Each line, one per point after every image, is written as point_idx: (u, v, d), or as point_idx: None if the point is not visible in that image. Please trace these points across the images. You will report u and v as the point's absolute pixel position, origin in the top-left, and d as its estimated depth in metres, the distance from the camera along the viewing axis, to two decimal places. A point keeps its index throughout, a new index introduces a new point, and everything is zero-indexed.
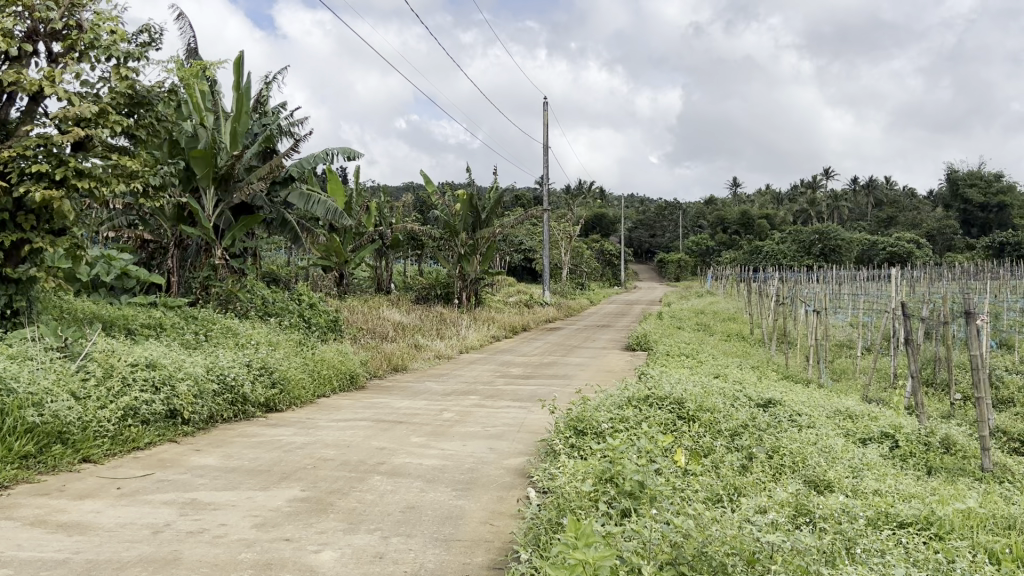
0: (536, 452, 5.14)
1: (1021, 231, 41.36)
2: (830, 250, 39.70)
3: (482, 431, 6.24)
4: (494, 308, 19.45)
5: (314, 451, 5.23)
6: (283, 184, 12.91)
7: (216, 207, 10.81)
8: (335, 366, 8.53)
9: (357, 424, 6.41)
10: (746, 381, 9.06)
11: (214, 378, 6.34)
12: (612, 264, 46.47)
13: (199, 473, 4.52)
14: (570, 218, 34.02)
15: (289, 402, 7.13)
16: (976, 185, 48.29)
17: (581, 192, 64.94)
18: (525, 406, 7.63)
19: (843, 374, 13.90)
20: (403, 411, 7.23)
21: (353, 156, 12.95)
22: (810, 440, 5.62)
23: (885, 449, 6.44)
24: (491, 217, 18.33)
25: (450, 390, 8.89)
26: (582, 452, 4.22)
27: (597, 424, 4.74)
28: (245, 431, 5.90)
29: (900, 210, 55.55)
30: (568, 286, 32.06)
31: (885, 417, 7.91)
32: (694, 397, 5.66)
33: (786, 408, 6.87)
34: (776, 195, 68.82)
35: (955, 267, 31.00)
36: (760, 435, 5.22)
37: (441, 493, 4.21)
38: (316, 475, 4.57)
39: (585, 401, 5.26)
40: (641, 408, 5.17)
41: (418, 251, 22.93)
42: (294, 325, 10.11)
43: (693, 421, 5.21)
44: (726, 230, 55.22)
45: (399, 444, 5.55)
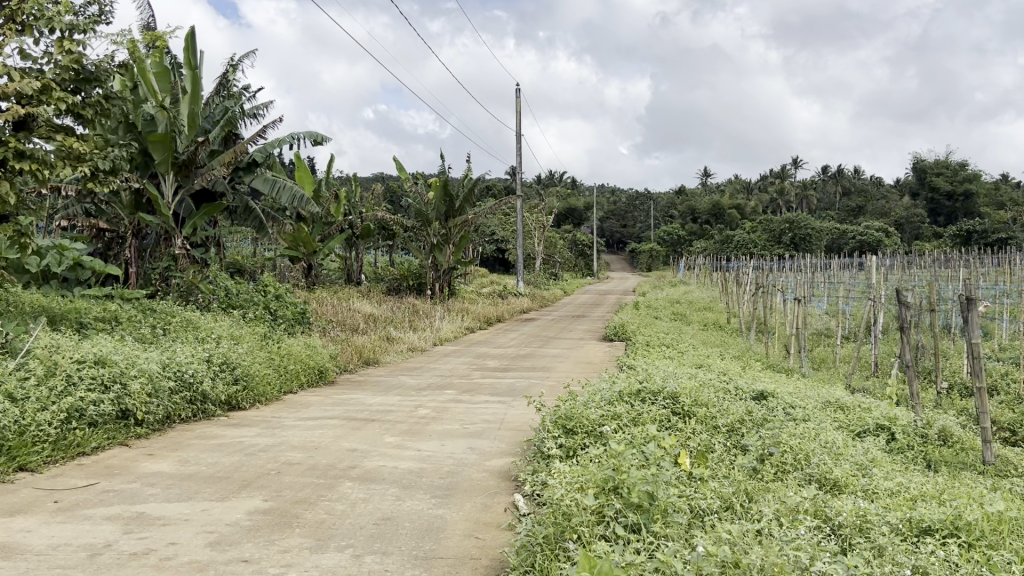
0: (520, 453, 4.77)
1: (987, 220, 41.69)
2: (801, 239, 39.81)
3: (460, 429, 5.84)
4: (467, 299, 19.05)
5: (279, 454, 4.81)
6: (247, 171, 12.45)
7: (176, 194, 10.33)
8: (302, 361, 8.10)
9: (326, 423, 6.00)
10: (731, 371, 8.76)
11: (171, 375, 5.89)
12: (585, 254, 46.27)
13: (149, 481, 4.08)
14: (542, 208, 33.73)
15: (253, 400, 6.69)
16: (943, 173, 48.71)
17: (551, 182, 64.62)
18: (504, 400, 7.25)
19: (823, 363, 13.68)
20: (375, 408, 6.81)
21: (321, 140, 12.47)
22: (810, 435, 5.29)
23: (882, 442, 6.14)
24: (464, 206, 17.90)
25: (425, 384, 8.49)
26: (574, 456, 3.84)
27: (588, 423, 4.38)
28: (205, 433, 5.45)
29: (868, 199, 55.91)
30: (541, 276, 31.71)
31: (877, 408, 7.64)
32: (687, 391, 5.32)
33: (779, 399, 6.55)
34: (746, 184, 69.05)
35: (925, 255, 31.10)
36: (760, 431, 4.88)
37: (419, 502, 3.82)
38: (279, 482, 4.15)
39: (573, 396, 4.90)
40: (633, 404, 4.81)
41: (389, 241, 22.49)
42: (259, 317, 9.66)
43: (688, 417, 4.86)
44: (697, 219, 55.22)
45: (372, 446, 5.14)
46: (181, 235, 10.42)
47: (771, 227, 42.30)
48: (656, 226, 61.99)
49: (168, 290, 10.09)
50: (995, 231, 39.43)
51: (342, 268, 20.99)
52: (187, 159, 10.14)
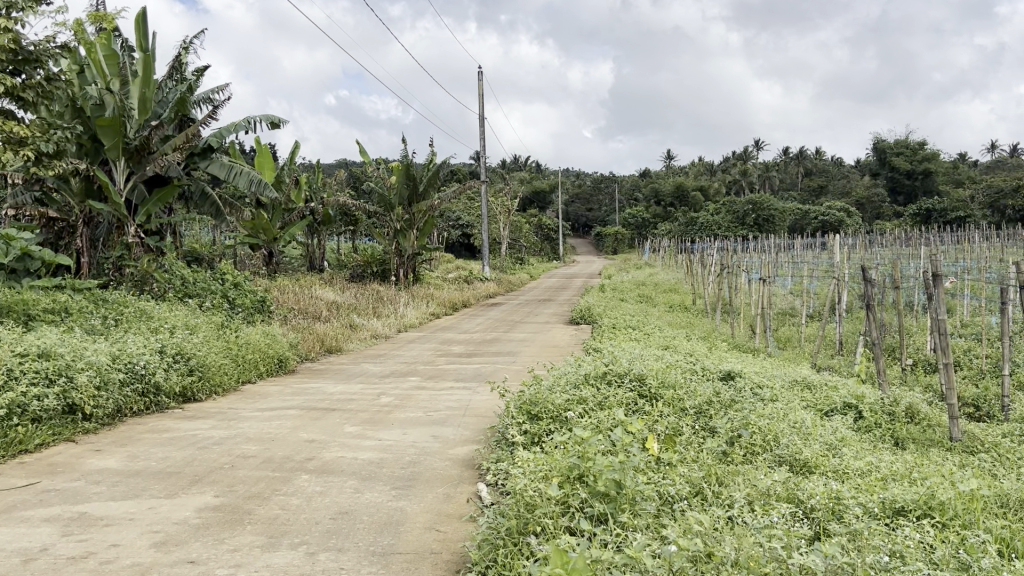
0: (485, 441, 4.64)
1: (946, 198, 42.23)
2: (764, 220, 40.08)
3: (423, 417, 5.69)
4: (432, 285, 18.85)
5: (234, 447, 4.62)
6: (202, 156, 12.15)
7: (128, 180, 10.04)
8: (260, 350, 7.89)
9: (284, 414, 5.82)
10: (698, 351, 8.70)
11: (121, 367, 5.67)
12: (551, 239, 46.21)
13: (95, 479, 3.89)
14: (507, 192, 33.58)
15: (208, 391, 6.49)
16: (902, 153, 49.25)
17: (517, 167, 64.37)
18: (470, 386, 7.12)
19: (789, 342, 13.71)
20: (335, 397, 6.62)
21: (278, 123, 12.18)
22: (779, 415, 5.22)
23: (851, 421, 6.10)
24: (428, 191, 17.68)
25: (389, 371, 8.32)
26: (540, 444, 3.72)
27: (554, 409, 4.26)
28: (157, 426, 5.25)
29: (830, 180, 56.42)
30: (507, 261, 31.59)
31: (845, 387, 7.61)
32: (655, 373, 5.22)
33: (747, 380, 6.48)
34: (709, 166, 69.39)
35: (886, 235, 31.42)
36: (728, 412, 4.79)
37: (379, 494, 3.67)
38: (233, 476, 3.97)
39: (538, 381, 4.77)
40: (601, 387, 4.71)
41: (352, 227, 22.21)
42: (217, 306, 9.41)
43: (656, 399, 4.76)
44: (662, 202, 55.36)
45: (331, 436, 4.97)
46: (133, 224, 10.13)
47: (734, 209, 42.52)
48: (622, 209, 62.12)
49: (121, 279, 9.78)
50: (953, 210, 39.98)
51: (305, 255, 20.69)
52: (139, 145, 9.83)
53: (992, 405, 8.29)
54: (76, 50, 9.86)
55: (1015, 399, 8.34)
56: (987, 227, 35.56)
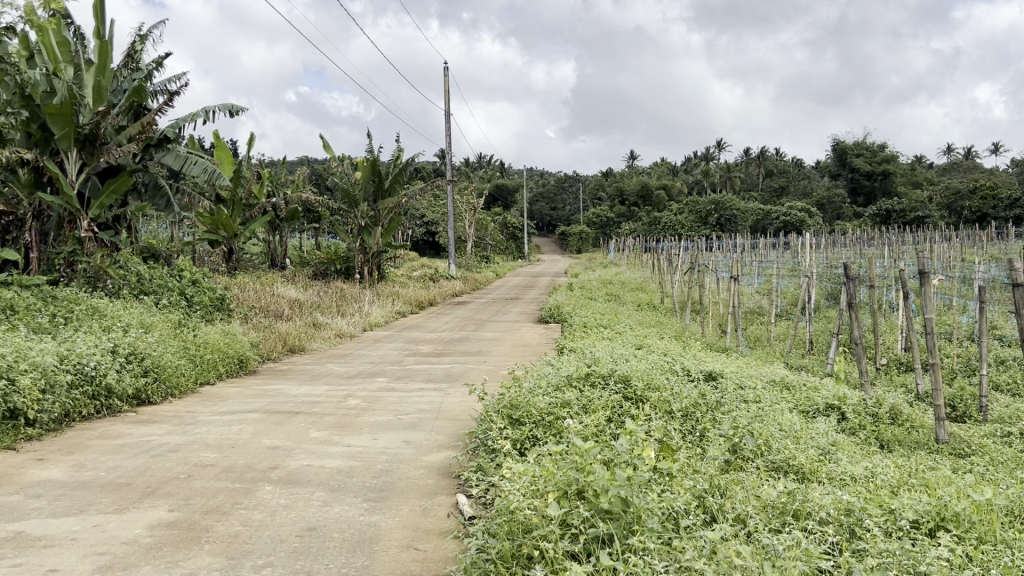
0: (462, 447, 4.36)
1: (905, 200, 42.65)
2: (727, 220, 40.18)
3: (393, 420, 5.40)
4: (398, 283, 18.50)
5: (190, 455, 4.28)
6: (158, 147, 11.80)
7: (80, 172, 9.57)
8: (219, 349, 7.52)
9: (246, 418, 5.49)
10: (673, 350, 8.51)
11: (70, 368, 5.29)
12: (516, 237, 46.00)
13: (36, 492, 3.53)
14: (472, 190, 33.28)
15: (165, 394, 6.12)
16: (862, 154, 49.70)
17: (481, 165, 64.01)
18: (441, 387, 6.82)
19: (759, 341, 13.59)
20: (299, 399, 6.30)
21: (236, 112, 11.81)
22: (768, 418, 5.00)
23: (835, 423, 5.92)
24: (394, 187, 17.34)
25: (355, 371, 8.00)
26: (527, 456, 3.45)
27: (538, 413, 4.01)
28: (108, 432, 4.89)
29: (791, 180, 56.87)
30: (473, 259, 31.28)
31: (825, 387, 7.45)
32: (641, 374, 4.98)
33: (729, 380, 6.28)
34: (672, 167, 69.69)
35: (848, 235, 31.64)
36: (716, 416, 4.57)
37: (350, 507, 3.38)
38: (189, 488, 3.65)
39: (518, 383, 4.51)
40: (586, 388, 4.46)
41: (315, 224, 21.76)
42: (174, 304, 9.01)
43: (641, 402, 4.51)
44: (625, 201, 55.37)
45: (296, 442, 4.66)
46: (86, 217, 9.65)
47: (698, 208, 42.60)
48: (586, 208, 62.12)
49: (73, 275, 9.33)
50: (913, 210, 40.43)
51: (266, 252, 20.22)
52: (89, 132, 9.37)
53: (969, 405, 8.19)
54: (26, 36, 9.44)
55: (991, 399, 8.25)
56: (945, 228, 35.96)
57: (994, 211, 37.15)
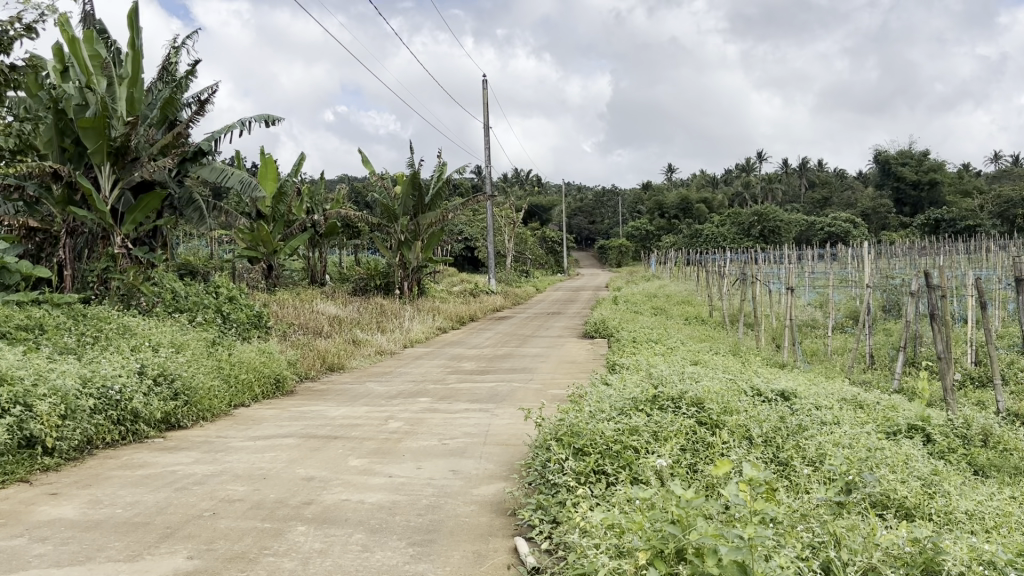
0: (515, 478, 3.91)
1: (955, 209, 41.43)
2: (770, 232, 39.22)
3: (438, 446, 4.95)
4: (438, 299, 18.14)
5: (218, 488, 3.87)
6: (193, 160, 11.71)
7: (113, 187, 9.41)
8: (255, 369, 7.17)
9: (280, 443, 5.09)
10: (733, 368, 7.96)
11: (92, 391, 4.94)
12: (555, 251, 45.57)
13: (41, 534, 3.14)
14: (511, 204, 32.89)
15: (195, 417, 5.76)
16: (907, 163, 48.48)
17: (519, 180, 63.71)
18: (488, 408, 6.37)
19: (816, 355, 12.95)
20: (338, 422, 5.89)
21: (272, 121, 11.61)
22: (854, 443, 4.47)
23: (924, 447, 5.36)
24: (435, 201, 17.03)
25: (397, 391, 7.57)
26: (597, 503, 3.01)
27: (603, 442, 3.55)
28: (132, 460, 4.51)
29: (834, 191, 55.78)
30: (512, 273, 30.89)
31: (903, 406, 6.87)
32: (714, 395, 4.47)
33: (803, 399, 5.75)
34: (712, 179, 68.90)
35: (896, 244, 30.77)
36: (801, 446, 4.06)
37: (393, 553, 2.94)
38: (213, 529, 3.24)
39: (578, 408, 4.04)
40: (655, 412, 3.98)
41: (355, 239, 21.52)
42: (208, 322, 8.69)
43: (716, 428, 4.02)
44: (665, 215, 54.65)
45: (333, 472, 4.23)
46: (119, 233, 9.52)
47: (740, 220, 41.77)
48: (625, 222, 61.49)
49: (106, 293, 9.07)
50: (963, 219, 39.32)
51: (305, 269, 19.99)
52: (121, 145, 9.18)
53: None
54: (59, 49, 9.26)
55: None
56: (999, 237, 34.79)
57: None
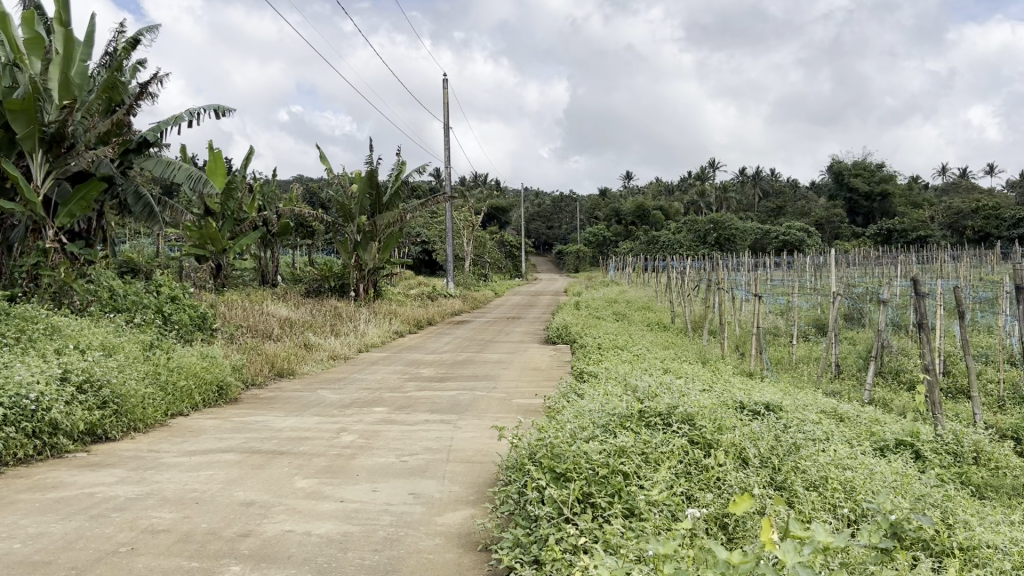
0: (483, 506, 3.44)
1: (906, 219, 41.87)
2: (726, 239, 39.12)
3: (395, 464, 4.45)
4: (395, 302, 17.60)
5: (141, 516, 3.34)
6: (137, 152, 11.09)
7: (45, 176, 8.79)
8: (195, 375, 6.60)
9: (220, 460, 4.55)
10: (706, 377, 7.56)
11: (3, 401, 4.37)
12: (512, 255, 45.14)
13: None
14: (469, 207, 32.38)
15: (125, 428, 5.20)
16: (860, 174, 48.98)
17: (477, 183, 63.00)
18: (449, 420, 5.89)
19: (780, 363, 12.65)
20: (285, 435, 5.35)
21: (222, 112, 11.02)
22: (852, 467, 4.09)
23: (916, 464, 5.00)
24: (393, 201, 16.49)
25: (351, 399, 7.04)
26: (590, 547, 2.58)
27: (588, 466, 3.11)
28: (45, 481, 3.94)
29: (788, 201, 56.19)
30: (470, 277, 30.38)
31: (886, 421, 6.52)
32: (705, 410, 4.05)
33: (788, 413, 5.37)
34: (667, 187, 69.13)
35: (851, 253, 30.88)
36: (798, 475, 3.66)
37: None
38: (130, 570, 2.72)
39: (555, 427, 3.59)
40: (644, 431, 3.55)
41: (308, 239, 20.83)
42: (147, 322, 8.10)
43: (708, 449, 3.61)
44: (622, 221, 54.50)
45: (277, 496, 3.72)
46: (53, 226, 8.94)
47: (695, 227, 41.69)
48: (582, 227, 61.30)
49: (36, 291, 8.43)
50: (914, 230, 39.77)
51: (255, 269, 19.26)
52: (56, 131, 8.57)
53: None
54: None
55: None
56: (949, 247, 35.22)
57: (997, 231, 36.44)
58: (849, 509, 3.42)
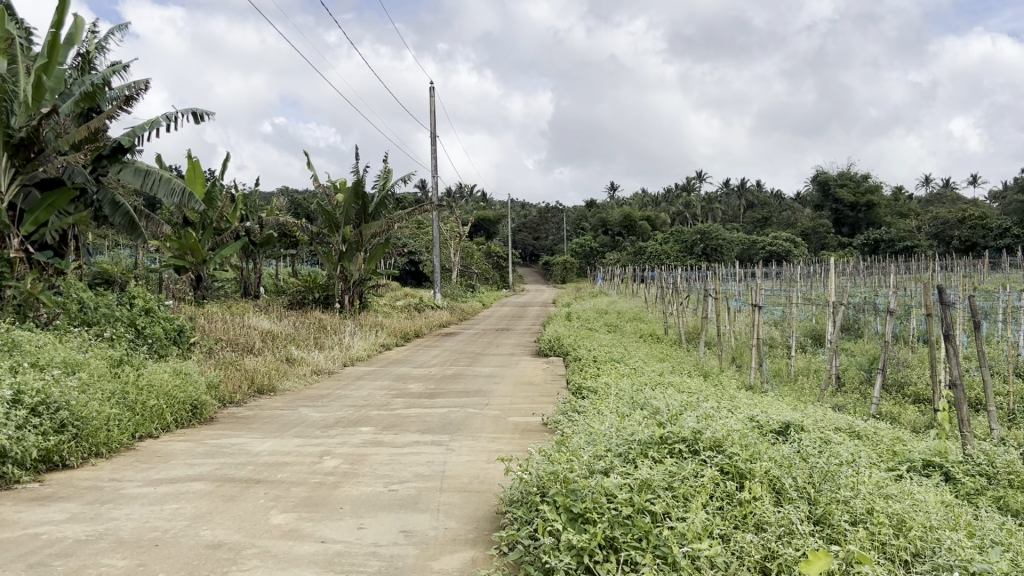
0: (486, 551, 3.00)
1: (893, 229, 41.65)
2: (712, 250, 38.74)
3: (384, 494, 4.00)
4: (381, 313, 17.11)
5: (90, 564, 2.89)
6: (111, 158, 10.56)
7: (11, 182, 8.23)
8: (168, 394, 6.13)
9: (188, 491, 4.09)
10: (711, 392, 7.13)
11: None
12: (499, 266, 44.83)
13: None
14: (455, 218, 32.00)
15: (84, 454, 4.74)
16: (845, 185, 48.79)
17: (463, 194, 62.63)
18: (441, 441, 5.43)
19: (779, 375, 12.23)
20: (261, 460, 4.89)
21: (201, 115, 10.57)
22: (894, 496, 3.67)
23: (951, 491, 4.59)
24: (378, 211, 16.03)
25: (336, 418, 6.57)
26: None
27: (612, 506, 2.68)
28: None
29: (774, 212, 56.03)
30: (458, 288, 29.97)
31: (908, 439, 6.10)
32: (733, 434, 3.64)
33: (811, 431, 4.94)
34: (654, 198, 69.00)
35: (840, 264, 30.51)
36: (841, 513, 3.23)
37: None
38: None
39: (568, 457, 3.15)
40: (670, 460, 3.12)
41: (291, 250, 20.34)
42: (118, 337, 7.63)
43: (741, 481, 3.18)
44: (609, 231, 54.07)
45: (249, 536, 3.27)
46: (18, 235, 8.41)
47: (682, 237, 41.39)
48: (569, 237, 61.05)
49: None
50: (902, 240, 39.58)
51: (237, 281, 18.74)
52: (26, 137, 8.09)
53: None
54: None
55: None
56: (938, 257, 34.97)
57: (984, 241, 36.16)
58: (900, 547, 3.00)
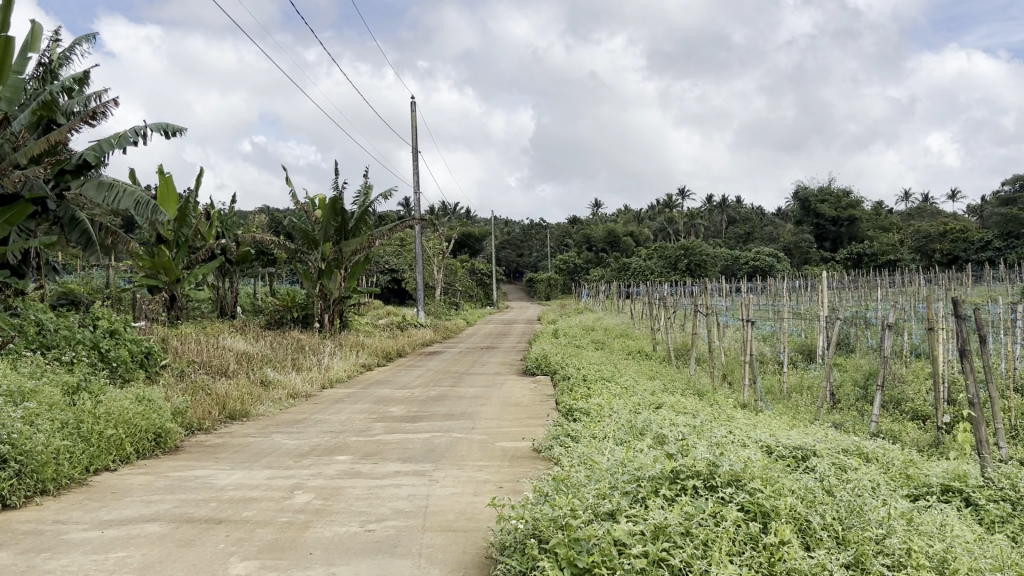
0: None
1: (875, 243, 41.71)
2: (695, 265, 38.54)
3: (360, 535, 3.58)
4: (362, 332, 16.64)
5: None
6: (75, 174, 10.09)
7: None
8: (128, 422, 5.67)
9: (139, 534, 3.65)
10: (709, 413, 6.75)
11: None
12: (483, 283, 44.50)
13: None
14: (437, 235, 31.67)
15: (28, 492, 4.29)
16: (826, 200, 48.83)
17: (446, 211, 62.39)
18: (423, 471, 5.01)
19: (770, 392, 11.90)
20: (225, 497, 4.44)
21: (172, 131, 10.14)
22: (928, 531, 3.28)
23: (978, 521, 4.22)
24: (358, 227, 15.61)
25: (311, 446, 6.14)
26: None
27: (624, 560, 2.28)
28: None
29: (756, 227, 56.09)
30: (441, 306, 29.60)
31: (920, 461, 5.74)
32: (751, 467, 3.24)
33: (824, 456, 4.55)
34: (636, 214, 69.00)
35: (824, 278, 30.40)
36: (877, 556, 2.83)
37: None
38: None
39: (569, 498, 2.75)
40: (686, 500, 2.73)
41: (269, 269, 19.90)
42: (78, 360, 7.16)
43: (766, 522, 2.78)
44: (592, 247, 53.84)
45: None
46: None
47: (665, 253, 41.20)
48: (552, 254, 60.90)
49: None
50: (883, 254, 39.68)
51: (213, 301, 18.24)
52: None
53: None
54: None
55: None
56: (920, 270, 34.98)
57: (965, 253, 36.22)
58: None
